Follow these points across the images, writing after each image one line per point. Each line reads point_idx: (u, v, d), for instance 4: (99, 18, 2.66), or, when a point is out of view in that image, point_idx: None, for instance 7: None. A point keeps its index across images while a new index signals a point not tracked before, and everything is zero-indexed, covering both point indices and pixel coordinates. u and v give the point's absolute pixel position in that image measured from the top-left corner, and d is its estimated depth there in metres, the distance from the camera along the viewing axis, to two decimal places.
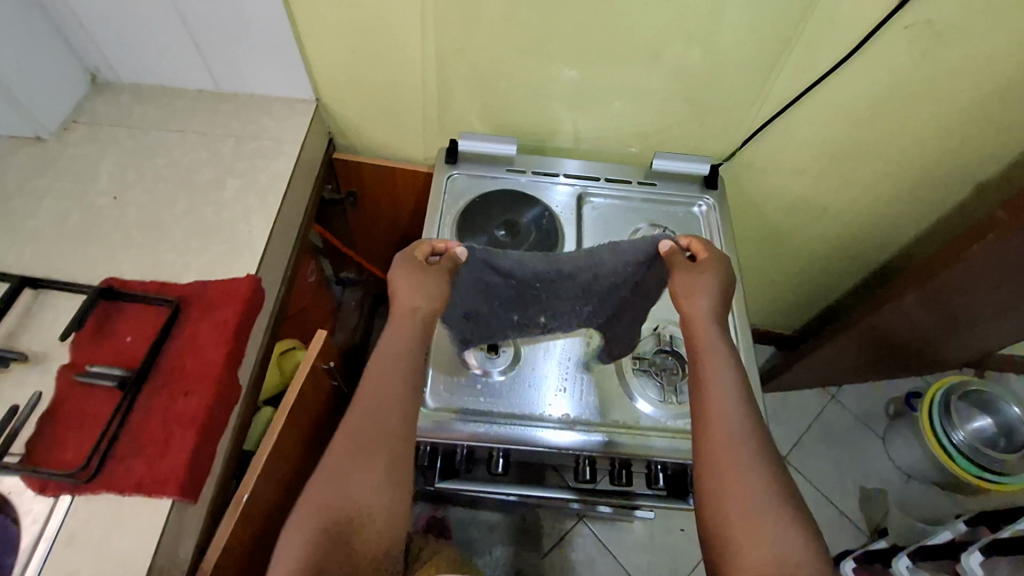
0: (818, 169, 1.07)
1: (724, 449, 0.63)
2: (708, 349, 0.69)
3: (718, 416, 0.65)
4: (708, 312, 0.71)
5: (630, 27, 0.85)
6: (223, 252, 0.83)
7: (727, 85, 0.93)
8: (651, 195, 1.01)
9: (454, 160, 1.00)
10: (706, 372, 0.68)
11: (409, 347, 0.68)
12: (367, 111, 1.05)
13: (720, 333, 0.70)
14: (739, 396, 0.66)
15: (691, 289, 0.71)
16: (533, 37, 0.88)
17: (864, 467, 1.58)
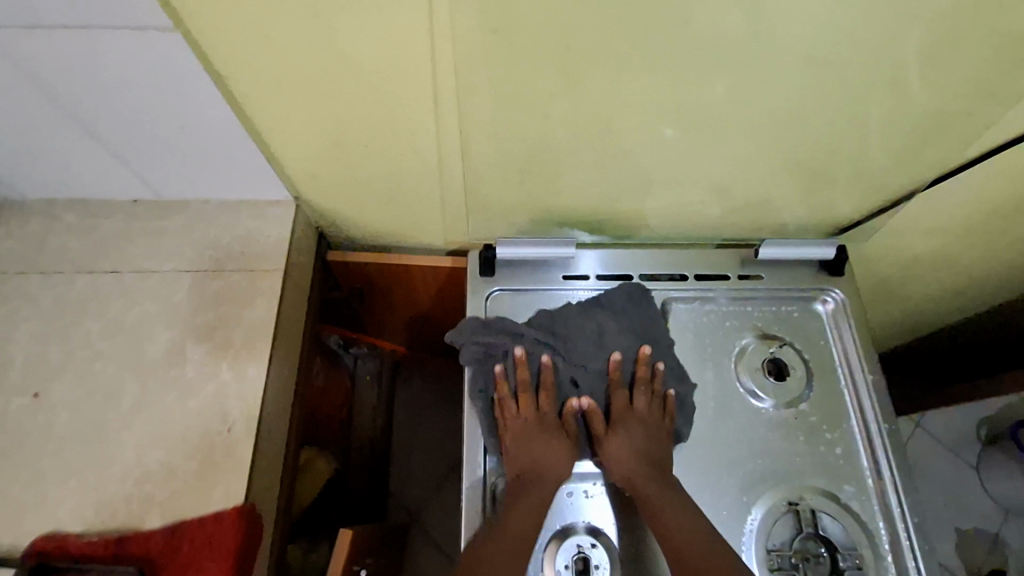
0: (970, 227, 0.80)
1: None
2: (660, 499, 0.63)
3: (686, 547, 0.60)
4: (650, 461, 0.65)
5: (744, 90, 0.57)
6: (196, 473, 0.60)
7: (870, 147, 0.66)
8: (756, 292, 0.76)
9: (492, 272, 0.75)
10: (665, 510, 0.62)
11: (546, 471, 0.65)
12: (364, 205, 0.77)
13: (670, 479, 0.64)
14: (693, 519, 0.62)
15: (624, 447, 0.66)
16: (600, 113, 0.59)
17: (958, 503, 1.40)
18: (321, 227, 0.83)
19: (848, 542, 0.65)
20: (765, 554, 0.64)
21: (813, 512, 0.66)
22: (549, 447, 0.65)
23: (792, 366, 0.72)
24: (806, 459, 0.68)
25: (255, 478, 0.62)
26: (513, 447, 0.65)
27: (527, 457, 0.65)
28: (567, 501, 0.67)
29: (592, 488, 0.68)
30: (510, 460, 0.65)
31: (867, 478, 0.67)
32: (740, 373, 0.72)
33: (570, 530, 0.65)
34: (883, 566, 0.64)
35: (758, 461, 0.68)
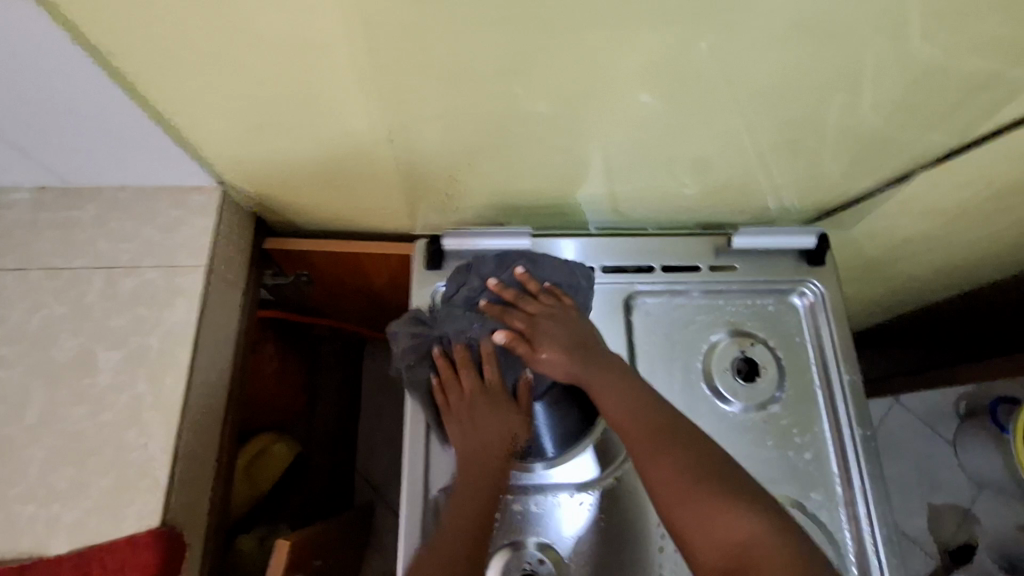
0: (961, 212, 0.74)
1: (643, 440, 0.54)
2: (597, 384, 0.58)
3: (628, 414, 0.56)
4: (585, 357, 0.59)
5: (716, 69, 0.50)
6: (108, 495, 0.55)
7: (856, 129, 0.59)
8: (730, 284, 0.70)
9: (439, 265, 0.68)
10: (605, 398, 0.57)
11: (502, 439, 0.60)
12: (299, 190, 0.69)
13: (592, 364, 0.59)
14: (634, 389, 0.57)
15: (543, 340, 0.59)
16: (550, 95, 0.52)
17: (932, 479, 1.38)
18: (256, 211, 0.75)
19: None
20: None
21: None
22: (498, 416, 0.60)
23: (763, 365, 0.67)
24: (773, 465, 0.64)
25: (177, 497, 0.57)
26: (463, 427, 0.60)
27: (473, 433, 0.59)
28: (518, 514, 0.61)
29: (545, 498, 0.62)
30: (458, 439, 0.60)
31: (835, 485, 0.64)
32: (707, 374, 0.67)
33: (520, 546, 0.59)
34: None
35: None
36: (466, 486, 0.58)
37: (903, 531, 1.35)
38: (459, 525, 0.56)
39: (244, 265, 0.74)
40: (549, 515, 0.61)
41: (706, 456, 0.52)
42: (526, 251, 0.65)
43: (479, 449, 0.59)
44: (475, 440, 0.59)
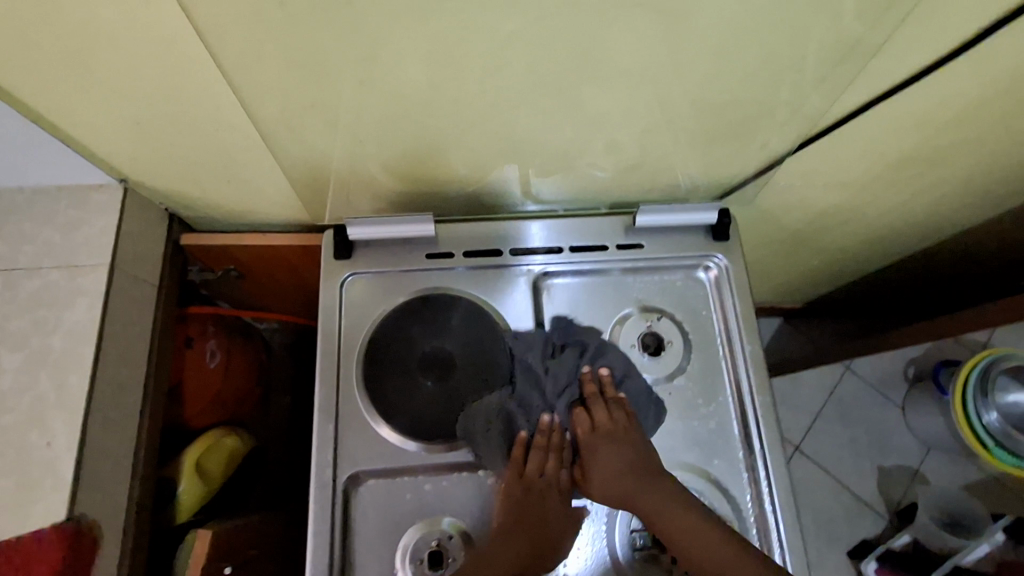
0: (865, 181, 0.76)
1: (681, 535, 0.56)
2: (645, 498, 0.58)
3: (678, 527, 0.56)
4: (632, 467, 0.60)
5: (577, 61, 0.51)
6: (13, 494, 0.57)
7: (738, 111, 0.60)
8: (637, 261, 0.71)
9: (348, 254, 0.68)
10: (654, 508, 0.58)
11: (549, 532, 0.59)
12: (204, 186, 0.70)
13: (653, 476, 0.59)
14: (682, 505, 0.58)
15: (604, 454, 0.60)
16: (418, 88, 0.53)
17: (882, 442, 1.41)
18: (171, 208, 0.76)
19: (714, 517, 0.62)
20: (629, 532, 0.61)
21: None
22: (562, 514, 0.60)
23: (669, 339, 0.69)
24: (678, 434, 0.66)
25: (85, 491, 0.59)
26: (514, 479, 0.60)
27: (522, 511, 0.59)
28: (428, 494, 0.62)
29: (461, 478, 0.62)
30: (501, 511, 0.59)
31: (738, 451, 0.66)
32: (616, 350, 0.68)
33: (431, 522, 0.61)
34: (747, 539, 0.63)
35: None
36: (498, 552, 0.57)
37: (856, 492, 1.37)
38: None
39: (160, 261, 0.75)
40: (459, 493, 0.62)
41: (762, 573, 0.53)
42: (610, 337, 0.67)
43: (517, 525, 0.58)
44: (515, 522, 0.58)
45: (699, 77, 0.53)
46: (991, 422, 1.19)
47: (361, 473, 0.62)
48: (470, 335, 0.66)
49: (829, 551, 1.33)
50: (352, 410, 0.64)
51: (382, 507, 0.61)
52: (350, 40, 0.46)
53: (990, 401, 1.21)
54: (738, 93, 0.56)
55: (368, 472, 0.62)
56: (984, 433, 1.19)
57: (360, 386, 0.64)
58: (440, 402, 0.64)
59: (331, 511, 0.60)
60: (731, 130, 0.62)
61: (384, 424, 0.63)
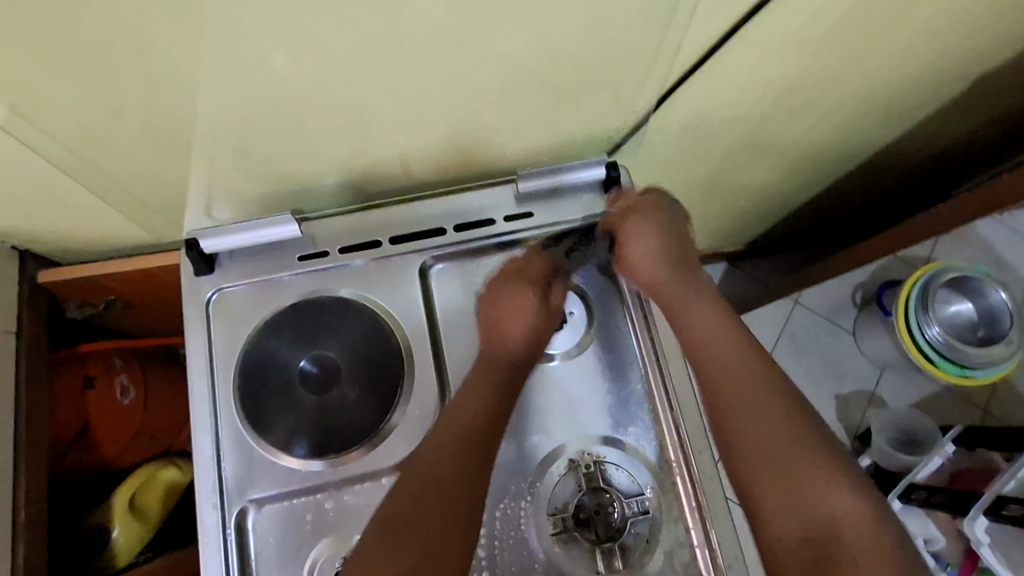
0: (759, 114, 0.72)
1: (736, 386, 0.58)
2: (674, 300, 0.63)
3: (725, 342, 0.60)
4: (671, 268, 0.64)
5: (389, 35, 0.45)
6: None
7: (597, 64, 0.55)
8: (529, 231, 0.66)
9: (211, 269, 0.62)
10: (681, 316, 0.62)
11: (479, 422, 0.57)
12: (41, 219, 0.63)
13: (700, 291, 0.64)
14: (721, 313, 0.62)
15: (646, 239, 0.64)
16: (223, 85, 0.47)
17: (838, 371, 1.41)
18: (19, 247, 0.68)
19: (635, 488, 0.60)
20: (547, 517, 0.59)
21: (596, 463, 0.61)
22: (462, 403, 0.58)
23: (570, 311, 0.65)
24: (585, 403, 0.62)
25: None
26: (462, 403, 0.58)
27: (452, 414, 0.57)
28: (329, 513, 0.58)
29: (361, 488, 0.58)
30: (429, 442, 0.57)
31: (654, 414, 0.63)
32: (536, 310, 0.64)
33: (339, 542, 0.57)
34: (674, 503, 0.60)
35: (539, 418, 0.62)
36: (466, 404, 0.57)
37: None
38: (411, 492, 0.54)
39: (12, 305, 0.68)
40: (362, 506, 0.58)
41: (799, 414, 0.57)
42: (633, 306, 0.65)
43: (493, 357, 0.60)
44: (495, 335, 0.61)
45: (534, 32, 0.48)
46: (934, 336, 1.18)
47: (254, 502, 0.58)
48: (353, 337, 0.61)
49: None
50: (235, 436, 0.59)
51: (283, 534, 0.57)
52: (113, 45, 0.40)
53: (932, 315, 1.20)
54: (586, 44, 0.51)
55: (263, 498, 0.58)
56: (929, 349, 1.19)
57: (239, 411, 0.59)
58: (327, 415, 0.59)
59: (223, 547, 0.56)
60: (599, 81, 0.57)
61: (270, 445, 0.58)
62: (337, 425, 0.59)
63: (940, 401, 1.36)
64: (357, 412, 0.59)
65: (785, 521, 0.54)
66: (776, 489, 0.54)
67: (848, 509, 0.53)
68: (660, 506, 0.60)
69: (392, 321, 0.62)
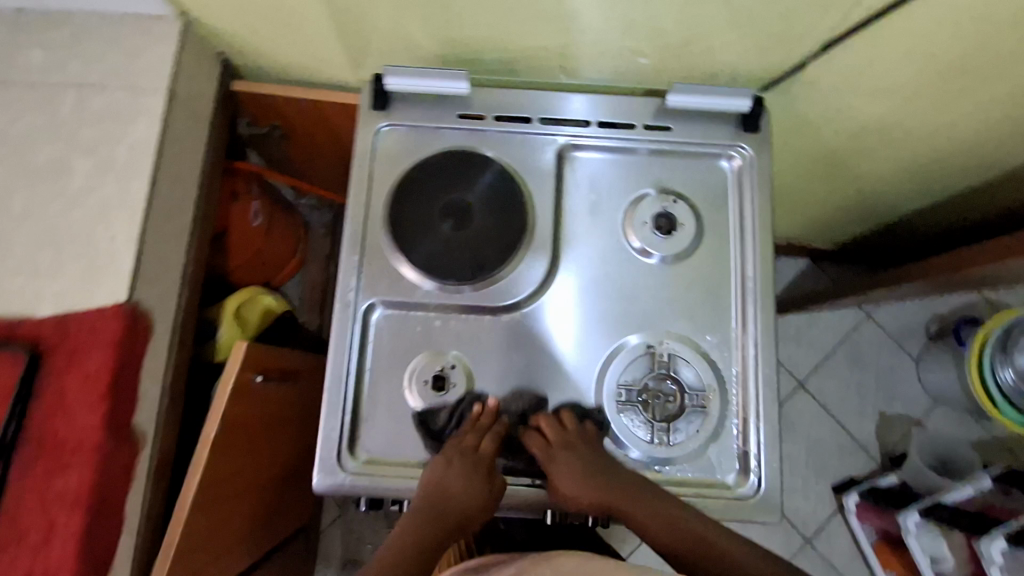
0: (912, 90, 0.74)
1: (708, 553, 0.59)
2: (619, 503, 0.61)
3: (673, 542, 0.60)
4: (591, 490, 0.62)
5: None
6: (81, 273, 0.64)
7: None
8: (661, 142, 0.72)
9: (384, 105, 0.71)
10: (632, 515, 0.61)
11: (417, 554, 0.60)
12: (257, 28, 0.73)
13: (615, 479, 0.62)
14: (662, 518, 0.60)
15: (569, 483, 0.62)
16: None
17: (890, 390, 1.42)
18: (225, 53, 0.79)
19: (699, 385, 0.66)
20: (615, 386, 0.66)
21: (671, 356, 0.67)
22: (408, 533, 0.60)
23: (681, 221, 0.70)
24: (670, 305, 0.69)
25: (144, 285, 0.67)
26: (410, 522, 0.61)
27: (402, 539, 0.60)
28: (437, 329, 0.68)
29: (467, 319, 0.68)
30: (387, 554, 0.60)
31: (732, 332, 0.68)
32: (636, 213, 0.70)
33: (437, 355, 0.67)
34: (727, 409, 0.66)
35: (627, 305, 0.69)
36: (412, 528, 0.60)
37: (852, 434, 1.40)
38: None
39: (211, 99, 0.80)
40: (466, 332, 0.68)
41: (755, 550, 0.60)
42: (718, 258, 0.70)
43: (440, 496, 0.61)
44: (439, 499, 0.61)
45: None
46: (1005, 379, 1.17)
47: (380, 302, 0.68)
48: (491, 191, 0.69)
49: (816, 482, 1.37)
50: (376, 246, 0.69)
51: (395, 334, 0.68)
52: None
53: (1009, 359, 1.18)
54: None
55: (386, 302, 0.68)
56: (995, 390, 1.18)
57: (384, 227, 0.68)
58: (454, 249, 0.67)
59: (351, 327, 0.66)
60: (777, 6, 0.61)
61: (403, 261, 0.68)
62: (460, 261, 0.67)
63: (986, 447, 1.36)
64: (479, 254, 0.67)
65: None
66: None
67: None
68: (715, 408, 0.66)
69: (525, 187, 0.70)
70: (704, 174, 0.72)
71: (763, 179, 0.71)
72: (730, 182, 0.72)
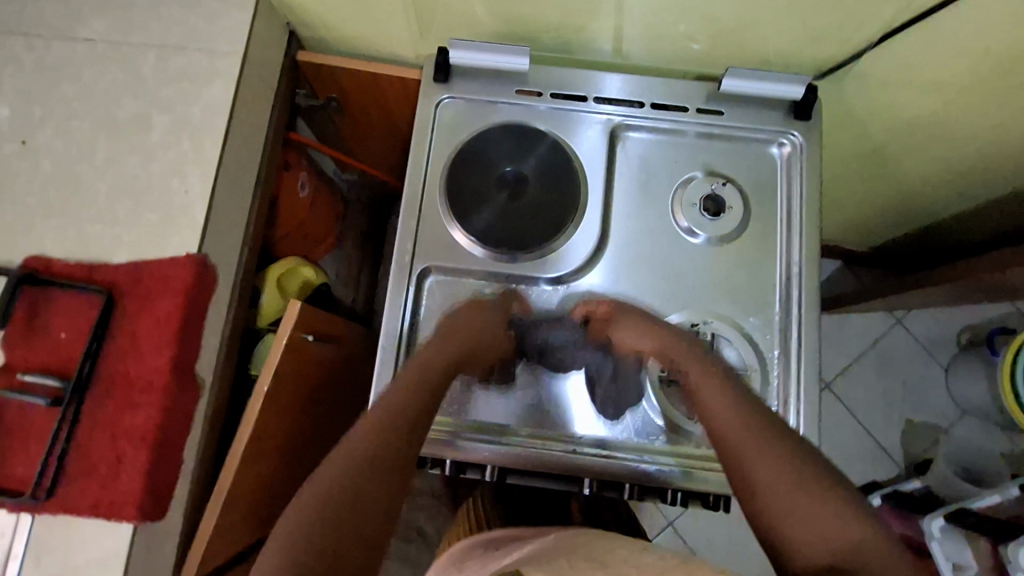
0: (964, 87, 0.75)
1: (740, 445, 0.52)
2: (679, 362, 0.59)
3: (721, 408, 0.54)
4: (650, 342, 0.61)
5: None
6: (156, 223, 0.68)
7: None
8: (713, 126, 0.73)
9: (445, 78, 0.74)
10: (701, 392, 0.56)
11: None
12: (327, 1, 0.76)
13: (677, 357, 0.60)
14: (721, 385, 0.56)
15: (626, 339, 0.63)
16: None
17: (917, 397, 1.41)
18: (293, 24, 0.83)
19: (741, 364, 0.67)
20: None
21: (713, 335, 0.68)
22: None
23: (729, 204, 0.71)
24: (715, 284, 0.70)
25: (212, 239, 0.70)
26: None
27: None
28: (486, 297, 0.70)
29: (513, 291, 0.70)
30: None
31: (776, 314, 0.69)
32: (683, 194, 0.72)
33: None
34: (767, 388, 0.67)
35: (672, 283, 0.70)
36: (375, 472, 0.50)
37: (875, 439, 1.39)
38: None
39: (278, 68, 0.83)
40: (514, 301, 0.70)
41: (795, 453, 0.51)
42: (764, 242, 0.71)
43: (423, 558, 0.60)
44: (469, 342, 0.61)
45: None
46: None
47: (433, 268, 0.70)
48: (545, 164, 0.71)
49: None
50: (432, 213, 0.71)
51: (446, 299, 0.70)
52: None
53: None
54: None
55: (439, 267, 0.70)
56: None
57: (441, 195, 0.71)
58: (508, 219, 0.69)
59: (405, 289, 0.69)
60: None
61: (457, 228, 0.70)
62: (513, 230, 0.69)
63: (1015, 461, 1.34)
64: (532, 225, 0.69)
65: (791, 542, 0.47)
66: (744, 466, 0.51)
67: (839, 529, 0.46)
68: (756, 388, 0.67)
69: (578, 163, 0.72)
70: (753, 159, 0.73)
71: (813, 166, 0.72)
72: (779, 168, 0.73)
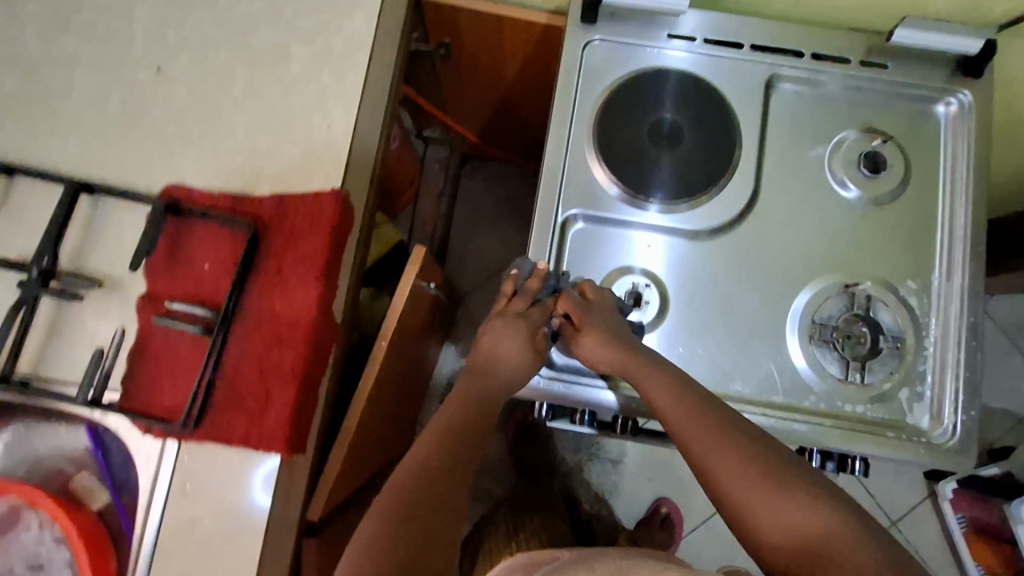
0: None
1: (701, 442, 0.51)
2: (635, 376, 0.57)
3: (664, 402, 0.54)
4: (612, 355, 0.58)
5: None
6: (299, 157, 0.67)
7: None
8: (875, 81, 0.70)
9: (593, 19, 0.70)
10: (647, 388, 0.56)
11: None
12: None
13: (632, 360, 0.58)
14: (666, 375, 0.56)
15: (593, 349, 0.59)
16: None
17: (996, 385, 1.38)
18: None
19: (898, 329, 0.65)
20: (809, 322, 0.65)
21: (869, 298, 0.65)
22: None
23: (890, 162, 0.68)
24: (869, 246, 0.67)
25: (351, 177, 0.68)
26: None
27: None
28: (631, 249, 0.68)
29: (654, 242, 0.68)
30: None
31: (934, 279, 0.66)
32: (838, 152, 0.68)
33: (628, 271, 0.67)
34: (925, 355, 0.65)
35: (824, 244, 0.67)
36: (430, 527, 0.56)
37: None
38: None
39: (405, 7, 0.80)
40: (657, 254, 0.67)
41: (753, 447, 0.51)
42: (923, 205, 0.68)
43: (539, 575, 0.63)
44: (487, 362, 0.61)
45: None
46: None
47: (576, 216, 0.68)
48: (698, 115, 0.68)
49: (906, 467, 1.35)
50: (577, 160, 0.68)
51: (587, 247, 0.68)
52: None
53: None
54: None
55: (583, 215, 0.68)
56: None
57: (586, 143, 0.68)
58: (658, 170, 0.67)
59: (549, 236, 0.67)
60: None
61: (604, 178, 0.68)
62: (663, 182, 0.67)
63: None
64: (681, 177, 0.67)
65: (756, 526, 0.48)
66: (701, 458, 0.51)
67: (802, 518, 0.46)
68: (911, 353, 0.65)
69: (733, 115, 0.69)
70: (915, 119, 0.70)
71: (980, 127, 0.68)
72: (944, 129, 0.69)
